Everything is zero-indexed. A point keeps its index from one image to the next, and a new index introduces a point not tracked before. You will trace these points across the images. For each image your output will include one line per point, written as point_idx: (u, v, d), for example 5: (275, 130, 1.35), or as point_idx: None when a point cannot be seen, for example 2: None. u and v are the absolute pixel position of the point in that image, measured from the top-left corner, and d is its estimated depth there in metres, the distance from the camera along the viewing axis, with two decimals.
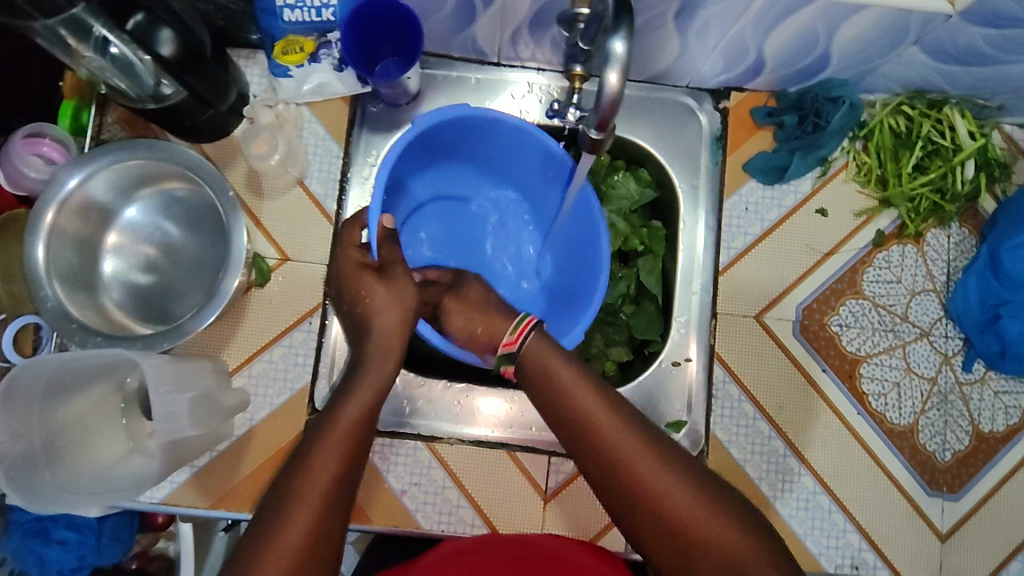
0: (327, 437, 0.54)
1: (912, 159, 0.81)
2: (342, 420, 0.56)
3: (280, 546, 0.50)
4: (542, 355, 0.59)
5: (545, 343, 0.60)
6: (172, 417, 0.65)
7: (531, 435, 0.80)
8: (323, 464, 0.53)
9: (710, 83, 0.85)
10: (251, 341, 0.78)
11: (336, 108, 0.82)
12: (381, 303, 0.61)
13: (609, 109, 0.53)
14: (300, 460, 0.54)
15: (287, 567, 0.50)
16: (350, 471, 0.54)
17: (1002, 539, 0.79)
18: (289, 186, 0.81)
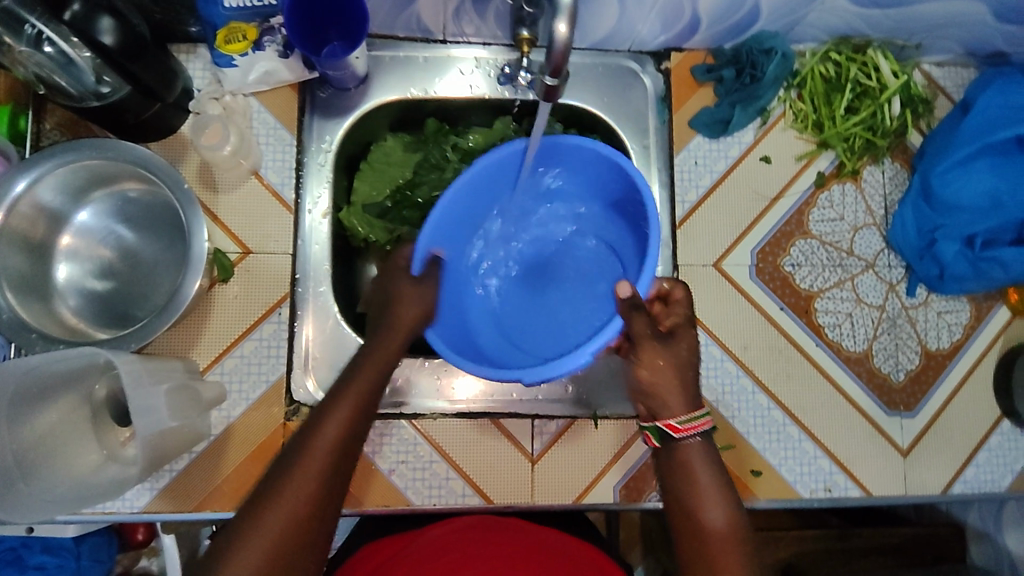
0: (306, 450, 0.55)
1: (844, 101, 0.85)
2: (313, 441, 0.55)
3: (251, 547, 0.51)
4: (698, 461, 0.60)
5: (704, 449, 0.61)
6: (153, 412, 0.63)
7: (513, 403, 0.82)
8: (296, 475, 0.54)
9: (651, 46, 0.88)
10: (219, 338, 0.77)
11: (285, 96, 0.82)
12: (405, 292, 0.68)
13: (560, 59, 0.55)
14: (277, 469, 0.54)
15: (253, 575, 0.50)
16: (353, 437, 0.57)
17: (958, 448, 0.85)
18: (243, 178, 0.80)
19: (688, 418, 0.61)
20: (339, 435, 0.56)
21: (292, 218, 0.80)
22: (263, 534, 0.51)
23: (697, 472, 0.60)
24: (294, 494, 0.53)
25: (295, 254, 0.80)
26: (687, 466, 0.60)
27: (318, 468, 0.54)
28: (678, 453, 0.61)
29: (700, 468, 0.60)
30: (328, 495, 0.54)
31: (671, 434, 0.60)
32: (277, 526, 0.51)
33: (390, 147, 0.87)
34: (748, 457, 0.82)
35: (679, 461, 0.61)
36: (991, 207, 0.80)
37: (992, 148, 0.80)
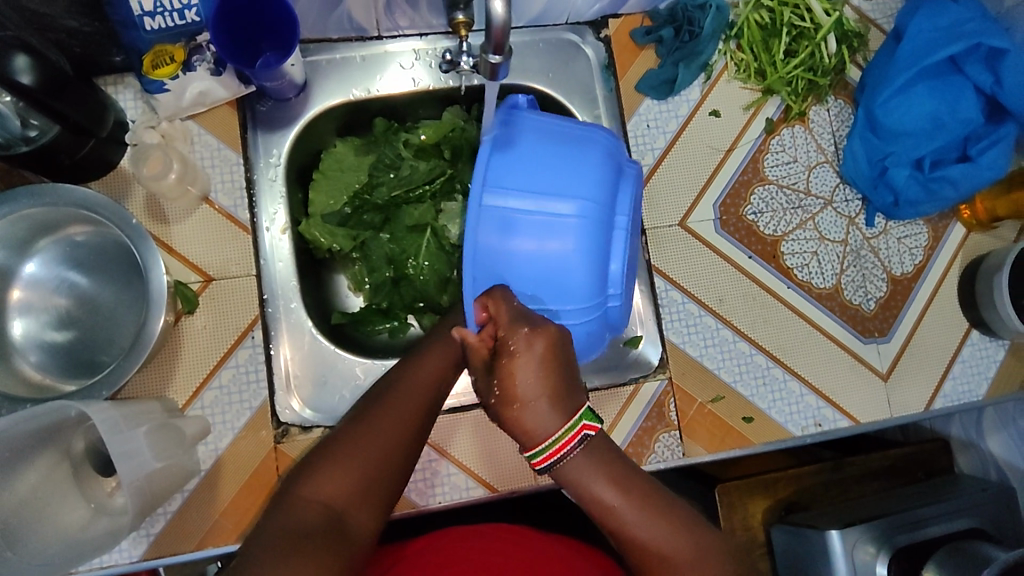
0: (387, 401, 0.63)
1: (782, 45, 0.86)
2: (400, 392, 0.64)
3: (319, 491, 0.56)
4: (580, 473, 0.57)
5: (582, 461, 0.57)
6: (136, 454, 0.61)
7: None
8: (376, 426, 0.60)
9: (587, 15, 0.88)
10: (195, 371, 0.75)
11: (223, 114, 0.79)
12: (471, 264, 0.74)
13: (502, 32, 0.53)
14: (359, 420, 0.61)
15: (314, 518, 0.54)
16: (443, 384, 0.66)
17: (933, 365, 0.89)
18: (194, 205, 0.77)
19: (535, 451, 0.56)
20: (418, 397, 0.64)
21: (250, 238, 0.78)
22: (359, 449, 0.58)
23: (588, 484, 0.57)
24: (375, 439, 0.59)
25: (259, 274, 0.78)
26: (573, 487, 0.57)
27: (410, 403, 0.63)
28: (560, 472, 0.57)
29: (592, 480, 0.57)
30: (415, 435, 0.62)
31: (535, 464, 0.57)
32: (377, 437, 0.59)
33: (340, 152, 0.86)
34: (737, 405, 0.83)
35: (569, 482, 0.57)
36: (934, 129, 0.82)
37: (929, 71, 0.81)
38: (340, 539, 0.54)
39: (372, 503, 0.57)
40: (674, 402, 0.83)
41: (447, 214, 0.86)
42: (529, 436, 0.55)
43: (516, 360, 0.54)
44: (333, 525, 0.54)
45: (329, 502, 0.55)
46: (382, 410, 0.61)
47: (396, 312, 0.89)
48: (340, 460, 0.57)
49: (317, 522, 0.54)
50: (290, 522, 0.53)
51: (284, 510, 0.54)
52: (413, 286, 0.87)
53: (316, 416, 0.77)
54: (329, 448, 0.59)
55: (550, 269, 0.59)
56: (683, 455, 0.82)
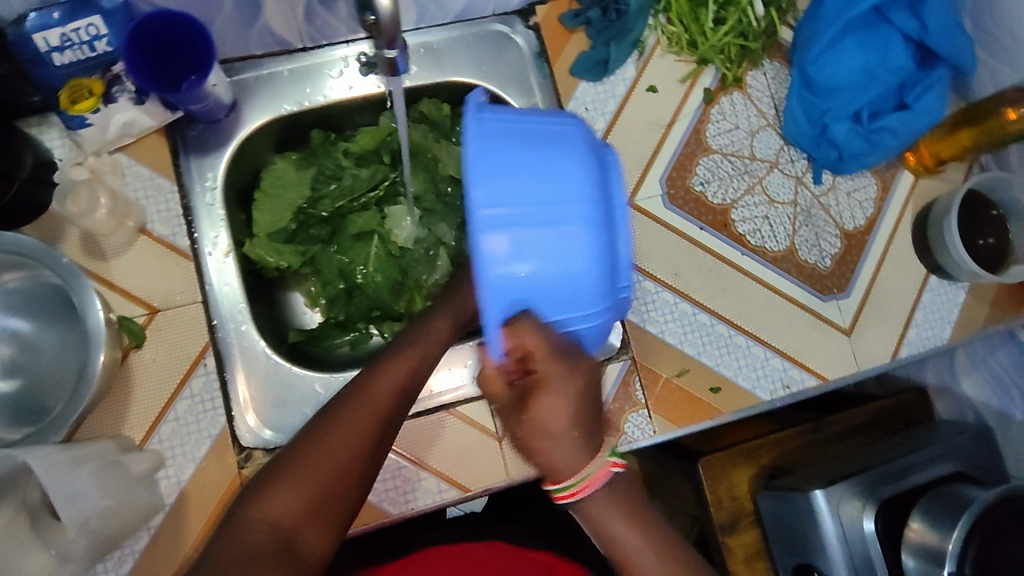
0: (347, 414, 0.62)
1: (710, 14, 0.85)
2: (362, 402, 0.63)
3: (269, 512, 0.56)
4: (600, 511, 0.56)
5: (603, 501, 0.55)
6: (76, 498, 0.63)
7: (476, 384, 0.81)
8: (333, 442, 0.60)
9: (513, 4, 0.87)
10: (151, 406, 0.73)
11: (152, 143, 0.78)
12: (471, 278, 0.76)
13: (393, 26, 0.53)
14: (315, 436, 0.60)
15: (262, 540, 0.54)
16: (407, 391, 0.66)
17: (895, 315, 0.89)
18: (131, 238, 0.76)
19: (567, 483, 0.54)
20: (381, 411, 0.63)
21: (192, 264, 0.77)
22: (311, 467, 0.58)
23: (606, 520, 0.56)
24: (330, 456, 0.59)
25: (206, 300, 0.77)
26: (591, 518, 0.57)
27: (370, 416, 0.62)
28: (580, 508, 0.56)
29: (610, 516, 0.56)
30: (375, 447, 0.62)
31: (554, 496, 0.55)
32: (332, 455, 0.59)
33: (280, 169, 0.85)
34: (703, 376, 0.84)
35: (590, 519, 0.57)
36: (867, 80, 0.82)
37: (856, 24, 0.81)
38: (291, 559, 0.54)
39: (326, 521, 0.57)
40: (640, 380, 0.83)
41: (393, 218, 0.87)
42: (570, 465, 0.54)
43: (551, 396, 0.52)
44: (281, 548, 0.54)
45: (279, 521, 0.56)
46: (342, 423, 0.61)
47: (354, 323, 0.88)
48: (294, 480, 0.57)
49: (264, 544, 0.54)
50: (239, 547, 0.53)
51: (233, 536, 0.54)
52: (367, 295, 0.87)
53: (280, 436, 0.76)
54: (284, 467, 0.58)
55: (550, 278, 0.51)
56: (654, 433, 0.82)
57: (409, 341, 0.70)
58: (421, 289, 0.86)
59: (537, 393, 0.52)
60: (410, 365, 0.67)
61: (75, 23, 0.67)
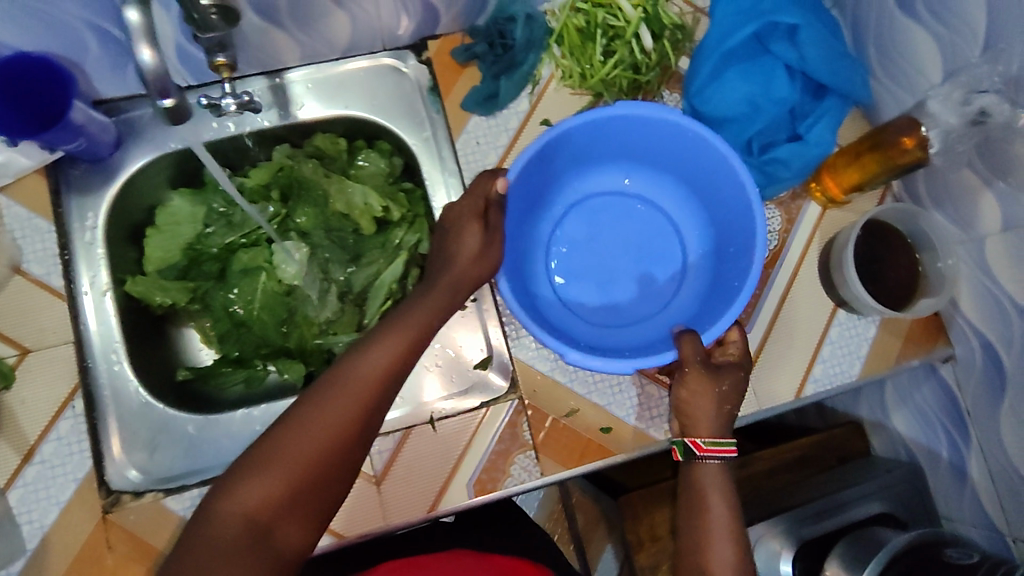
0: (328, 402, 0.60)
1: (598, 48, 0.85)
2: (348, 383, 0.62)
3: (241, 501, 0.56)
4: (709, 478, 0.74)
5: (718, 471, 0.75)
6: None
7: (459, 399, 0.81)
8: (313, 431, 0.59)
9: (405, 40, 0.87)
10: (14, 450, 0.72)
11: (33, 184, 0.78)
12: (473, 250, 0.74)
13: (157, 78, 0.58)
14: (293, 424, 0.59)
15: (235, 530, 0.55)
16: (391, 380, 0.64)
17: (800, 350, 0.86)
18: (5, 278, 0.76)
19: (710, 442, 0.74)
20: (364, 397, 0.62)
21: (66, 303, 0.76)
22: (287, 455, 0.58)
23: (709, 486, 0.73)
24: (309, 445, 0.58)
25: (79, 340, 0.76)
26: (701, 482, 0.74)
27: (351, 405, 0.61)
28: (702, 470, 0.75)
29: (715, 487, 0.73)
30: (355, 434, 0.61)
31: (696, 449, 0.74)
32: (308, 446, 0.58)
33: (174, 207, 0.84)
34: (593, 417, 0.81)
35: (700, 482, 0.74)
36: (752, 112, 0.81)
37: (736, 55, 0.80)
38: (262, 546, 0.55)
39: (305, 510, 0.58)
40: (527, 420, 0.80)
41: (281, 253, 0.86)
42: (694, 430, 0.75)
43: (736, 369, 0.77)
44: (255, 541, 0.55)
45: (253, 513, 0.56)
46: (318, 415, 0.60)
47: (251, 360, 0.86)
48: (272, 473, 0.57)
49: (237, 533, 0.55)
50: (217, 542, 0.54)
51: (209, 527, 0.55)
52: (254, 333, 0.86)
53: (148, 479, 0.74)
54: (260, 457, 0.58)
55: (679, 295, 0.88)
56: (541, 475, 0.79)
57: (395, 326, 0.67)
58: (311, 326, 0.85)
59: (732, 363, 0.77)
60: (396, 351, 0.65)
61: None
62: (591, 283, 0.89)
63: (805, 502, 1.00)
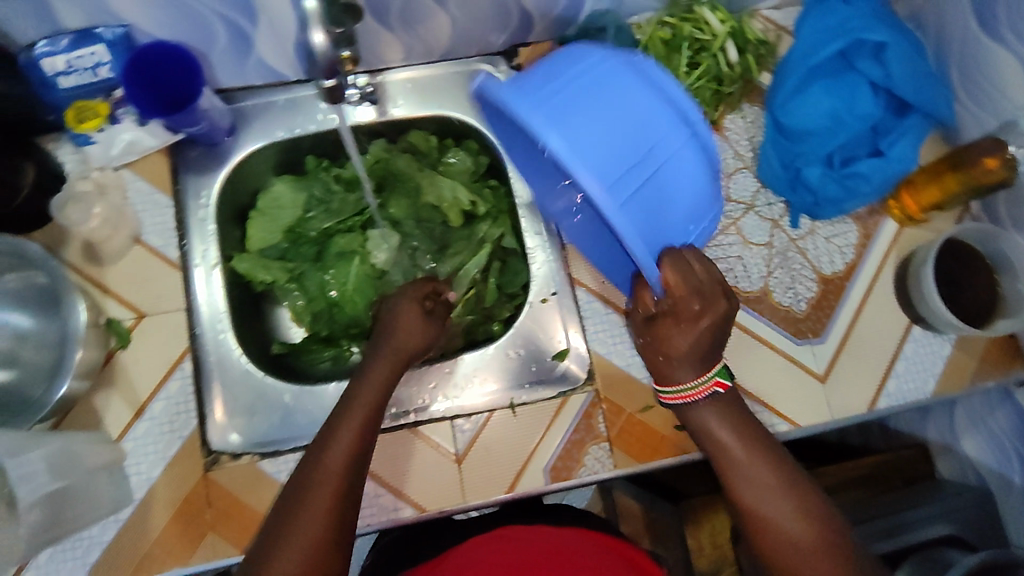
0: (307, 502, 0.59)
1: (683, 59, 0.86)
2: (318, 476, 0.60)
3: None
4: (707, 418, 0.65)
5: (715, 409, 0.65)
6: (31, 476, 0.65)
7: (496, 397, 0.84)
8: (298, 537, 0.57)
9: (498, 45, 0.91)
10: (128, 406, 0.78)
11: (155, 163, 0.84)
12: (415, 324, 0.75)
13: None
14: (276, 534, 0.58)
15: None
16: (373, 432, 0.65)
17: (874, 363, 0.87)
18: (126, 247, 0.82)
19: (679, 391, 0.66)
20: (335, 491, 0.60)
21: (180, 273, 0.82)
22: (278, 563, 0.56)
23: (713, 429, 0.65)
24: (299, 547, 0.57)
25: (189, 309, 0.82)
26: (697, 425, 0.66)
27: (343, 464, 0.61)
28: (688, 415, 0.67)
29: (714, 422, 0.65)
30: (339, 525, 0.59)
31: (668, 400, 0.68)
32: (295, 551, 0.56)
33: (277, 191, 0.89)
34: (668, 414, 0.83)
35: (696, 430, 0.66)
36: (834, 126, 0.82)
37: (821, 70, 0.82)
38: None
39: None
40: (602, 412, 0.83)
41: (372, 241, 0.91)
42: (672, 378, 0.67)
43: (677, 323, 0.64)
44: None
45: None
46: (319, 485, 0.60)
47: (336, 339, 0.91)
48: (296, 546, 0.57)
49: None
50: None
51: None
52: (345, 313, 0.90)
53: (245, 442, 0.79)
54: (274, 539, 0.57)
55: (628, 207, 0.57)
56: (613, 467, 0.81)
57: (367, 375, 0.70)
58: None
59: (661, 314, 0.65)
60: (357, 434, 0.64)
61: (79, 52, 0.72)
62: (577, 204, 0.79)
63: (871, 520, 0.99)
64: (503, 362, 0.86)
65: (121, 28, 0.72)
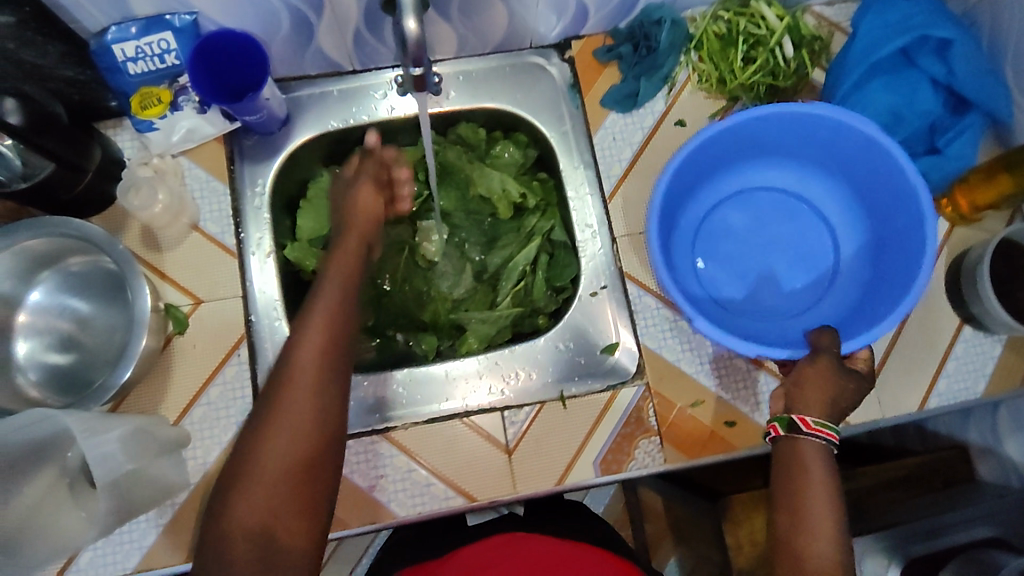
0: (287, 388, 0.58)
1: (739, 54, 0.86)
2: (297, 363, 0.59)
3: (241, 517, 0.54)
4: (809, 455, 0.66)
5: (823, 454, 0.67)
6: (108, 459, 0.66)
7: (510, 395, 0.84)
8: (279, 431, 0.56)
9: (551, 38, 0.91)
10: (186, 390, 0.79)
11: (213, 150, 0.85)
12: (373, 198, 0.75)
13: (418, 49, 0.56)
14: (256, 430, 0.57)
15: (246, 550, 0.53)
16: (342, 344, 0.61)
17: (925, 363, 0.87)
18: (184, 233, 0.83)
19: (817, 420, 0.67)
20: (318, 377, 0.59)
21: (237, 261, 0.83)
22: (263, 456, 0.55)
23: (809, 462, 0.66)
24: (285, 439, 0.56)
25: (245, 296, 0.82)
26: (797, 459, 0.67)
27: (310, 383, 0.58)
28: (794, 444, 0.68)
29: (813, 459, 0.66)
30: (324, 412, 0.58)
31: (800, 425, 0.67)
32: (280, 443, 0.56)
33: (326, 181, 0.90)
34: (719, 409, 0.83)
35: (789, 457, 0.67)
36: (893, 123, 0.82)
37: (881, 67, 0.81)
38: (276, 555, 0.54)
39: (303, 498, 0.56)
40: (653, 406, 0.83)
41: (423, 232, 0.93)
42: (802, 408, 0.69)
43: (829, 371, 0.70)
44: (264, 552, 0.54)
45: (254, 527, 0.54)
46: (279, 412, 0.57)
47: (382, 330, 0.92)
48: (262, 476, 0.55)
49: (249, 552, 0.53)
50: (222, 563, 0.53)
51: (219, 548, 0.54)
52: (395, 304, 0.91)
53: None
54: (238, 465, 0.56)
55: (847, 237, 0.89)
56: (663, 462, 0.82)
57: (320, 290, 0.64)
58: (445, 302, 0.91)
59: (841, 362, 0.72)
60: (330, 315, 0.62)
61: (148, 39, 0.74)
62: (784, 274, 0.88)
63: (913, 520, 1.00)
64: (519, 359, 0.86)
65: (188, 15, 0.74)
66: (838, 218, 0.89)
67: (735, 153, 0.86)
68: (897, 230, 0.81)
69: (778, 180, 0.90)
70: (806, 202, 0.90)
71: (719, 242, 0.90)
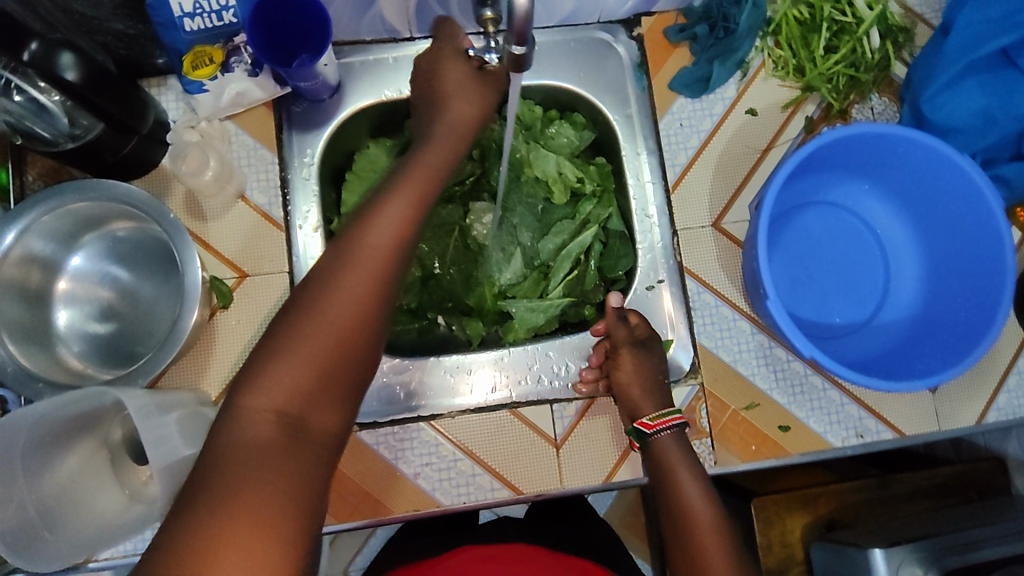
0: (345, 272, 0.53)
1: (822, 41, 0.83)
2: (362, 250, 0.54)
3: (268, 396, 0.50)
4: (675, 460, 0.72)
5: (677, 440, 0.74)
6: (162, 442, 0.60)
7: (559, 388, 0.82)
8: (330, 316, 0.52)
9: (620, 14, 0.87)
10: (229, 368, 0.76)
11: (260, 115, 0.81)
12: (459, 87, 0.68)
13: (524, 22, 0.50)
14: (303, 312, 0.52)
15: (269, 431, 0.49)
16: (409, 242, 0.57)
17: (987, 376, 0.84)
18: (229, 203, 0.79)
19: (658, 416, 0.74)
20: (375, 273, 0.54)
21: (283, 234, 0.79)
22: (303, 337, 0.51)
23: (679, 472, 0.71)
24: (331, 328, 0.52)
25: (291, 270, 0.79)
26: (666, 459, 0.73)
27: (367, 277, 0.54)
28: (656, 447, 0.74)
29: (682, 468, 0.71)
30: (374, 309, 0.54)
31: (645, 428, 0.74)
32: (325, 331, 0.51)
33: (374, 153, 0.84)
34: (775, 413, 0.81)
35: (660, 465, 0.73)
36: (986, 126, 0.78)
37: (980, 65, 0.77)
38: (298, 444, 0.49)
39: (336, 391, 0.52)
40: (706, 407, 0.81)
41: (475, 213, 0.90)
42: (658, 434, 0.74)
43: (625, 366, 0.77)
44: (288, 441, 0.49)
45: (280, 410, 0.50)
46: (328, 298, 0.53)
47: (425, 312, 0.88)
48: (301, 354, 0.51)
49: (273, 434, 0.49)
50: (240, 439, 0.48)
51: (235, 425, 0.49)
52: (442, 286, 0.87)
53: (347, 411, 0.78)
54: (272, 348, 0.51)
55: (906, 291, 0.85)
56: (714, 464, 0.80)
57: (399, 186, 0.59)
58: (493, 286, 0.88)
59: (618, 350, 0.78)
60: (401, 217, 0.57)
61: None
62: (852, 300, 0.85)
63: None
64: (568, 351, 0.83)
65: None
66: (904, 271, 0.86)
67: (859, 164, 0.83)
68: (961, 298, 0.79)
69: (869, 210, 0.88)
70: (880, 241, 0.87)
71: (792, 243, 0.86)
